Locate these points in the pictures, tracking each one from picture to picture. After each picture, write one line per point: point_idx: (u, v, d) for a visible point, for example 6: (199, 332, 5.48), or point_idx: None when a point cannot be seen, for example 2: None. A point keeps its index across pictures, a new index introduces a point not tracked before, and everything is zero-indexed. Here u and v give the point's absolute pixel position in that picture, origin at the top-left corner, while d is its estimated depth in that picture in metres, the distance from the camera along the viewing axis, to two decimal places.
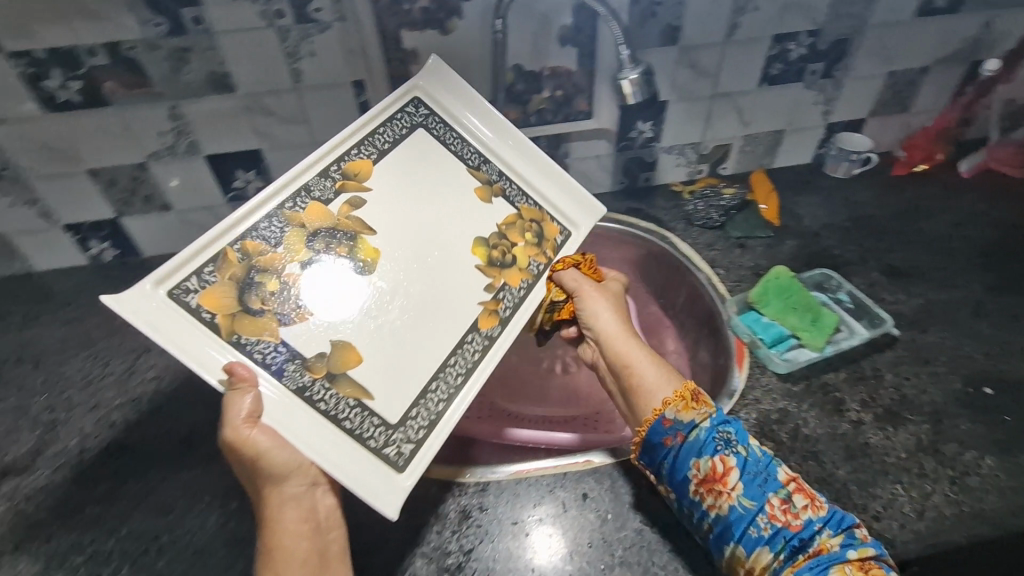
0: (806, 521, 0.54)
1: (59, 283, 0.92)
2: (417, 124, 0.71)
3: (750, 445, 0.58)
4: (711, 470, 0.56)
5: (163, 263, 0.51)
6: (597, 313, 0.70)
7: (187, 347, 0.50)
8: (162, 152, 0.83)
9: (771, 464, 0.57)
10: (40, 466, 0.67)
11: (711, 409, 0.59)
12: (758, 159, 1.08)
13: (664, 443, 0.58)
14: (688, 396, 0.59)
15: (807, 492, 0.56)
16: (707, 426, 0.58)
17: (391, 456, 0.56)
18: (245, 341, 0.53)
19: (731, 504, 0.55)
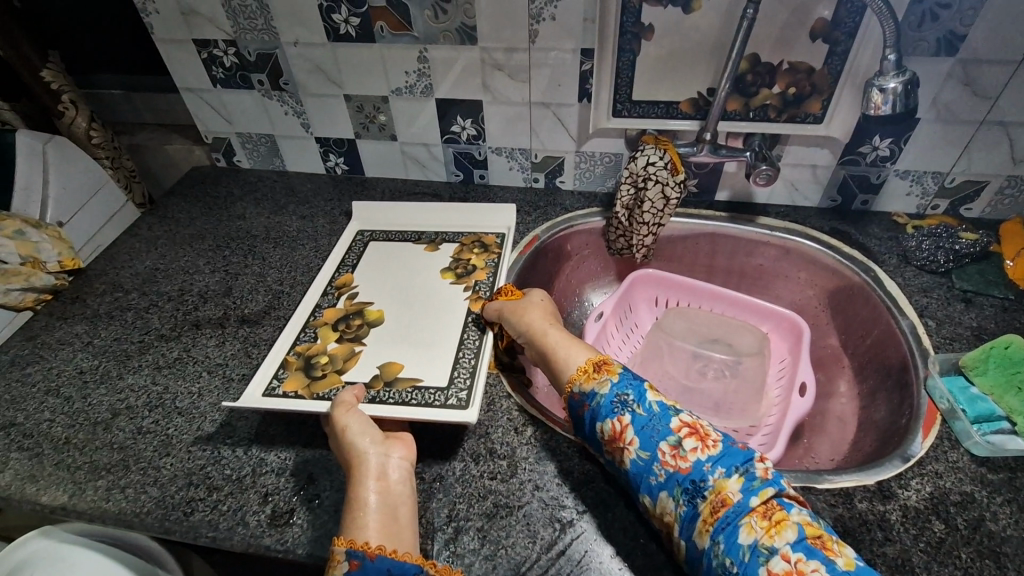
0: (695, 462, 0.53)
1: (302, 184, 1.11)
2: (369, 239, 0.96)
3: (648, 403, 0.59)
4: (612, 431, 0.58)
5: (251, 381, 0.73)
6: (521, 319, 0.73)
7: (292, 404, 0.70)
8: (404, 89, 0.94)
9: (665, 416, 0.57)
10: (267, 324, 0.83)
11: (611, 374, 0.62)
12: (1021, 206, 0.90)
13: (580, 413, 0.62)
14: (590, 368, 0.64)
15: (699, 435, 0.55)
16: (606, 392, 0.61)
17: (456, 402, 0.69)
18: (325, 393, 0.72)
19: (631, 457, 0.57)
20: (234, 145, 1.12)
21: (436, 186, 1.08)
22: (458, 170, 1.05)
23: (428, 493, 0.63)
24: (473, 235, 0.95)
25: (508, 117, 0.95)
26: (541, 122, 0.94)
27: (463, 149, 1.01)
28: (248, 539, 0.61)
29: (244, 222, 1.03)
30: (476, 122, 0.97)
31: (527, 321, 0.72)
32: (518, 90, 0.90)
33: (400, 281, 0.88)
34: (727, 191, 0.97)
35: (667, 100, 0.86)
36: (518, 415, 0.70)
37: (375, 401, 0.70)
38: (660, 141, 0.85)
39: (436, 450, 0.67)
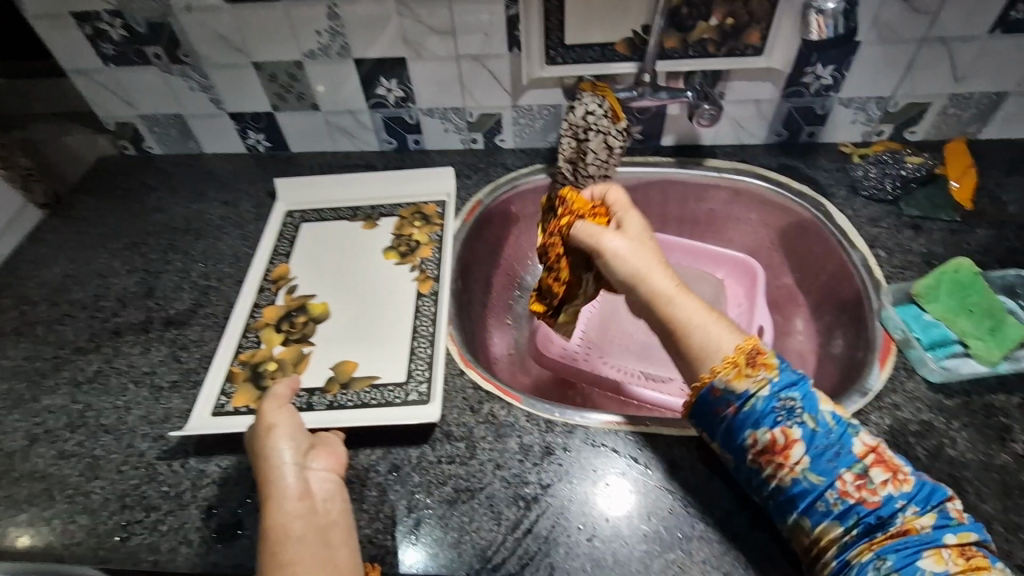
0: (886, 498, 0.48)
1: (222, 166, 1.02)
2: (301, 223, 0.87)
3: (819, 413, 0.51)
4: (770, 442, 0.51)
5: (196, 404, 0.66)
6: (617, 261, 0.61)
7: (244, 423, 0.64)
8: (318, 51, 0.86)
9: (845, 436, 0.51)
10: (194, 323, 0.76)
11: (770, 372, 0.53)
12: (962, 125, 0.89)
13: (715, 412, 0.54)
14: (740, 362, 0.53)
15: (888, 465, 0.50)
16: (764, 396, 0.52)
17: (417, 398, 0.65)
18: None
19: (794, 477, 0.50)
20: (140, 129, 1.01)
21: (369, 156, 1.00)
22: (390, 137, 0.98)
23: (383, 486, 0.59)
24: (413, 207, 0.88)
25: (435, 74, 0.87)
26: (472, 77, 0.87)
27: (392, 113, 0.94)
28: (193, 560, 0.56)
29: (161, 215, 0.94)
30: (402, 82, 0.89)
31: (652, 285, 0.58)
32: (443, 43, 0.83)
33: (339, 265, 0.81)
34: (674, 135, 0.93)
35: (601, 42, 0.81)
36: (473, 392, 0.66)
37: (334, 407, 0.65)
38: (597, 88, 0.80)
39: (390, 439, 0.62)
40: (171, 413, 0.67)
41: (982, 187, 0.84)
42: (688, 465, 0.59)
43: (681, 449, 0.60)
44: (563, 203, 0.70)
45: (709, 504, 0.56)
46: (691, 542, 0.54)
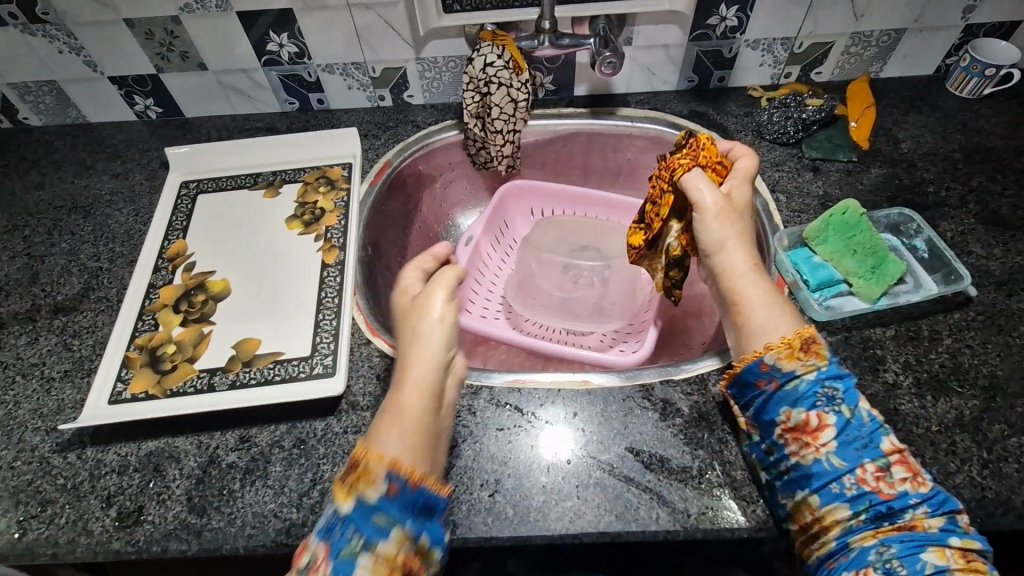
0: (902, 493, 0.48)
1: (111, 135, 0.94)
2: (198, 194, 0.83)
3: (859, 407, 0.51)
4: (803, 422, 0.52)
5: (90, 393, 0.63)
6: (720, 230, 0.60)
7: (143, 410, 0.62)
8: (194, 4, 0.79)
9: (877, 432, 0.51)
10: (84, 308, 0.72)
11: (822, 361, 0.52)
12: (864, 64, 0.90)
13: (755, 384, 0.54)
14: (796, 344, 0.53)
15: (909, 466, 0.50)
16: (810, 379, 0.52)
17: (321, 371, 0.64)
18: (177, 388, 0.64)
19: (816, 457, 0.50)
20: (11, 98, 0.92)
21: (271, 118, 0.94)
22: (291, 97, 0.92)
23: (287, 461, 0.59)
24: (317, 170, 0.85)
25: (328, 26, 0.82)
26: (368, 28, 0.82)
27: (289, 71, 0.88)
28: (94, 549, 0.55)
29: (44, 192, 0.87)
30: (293, 37, 0.83)
31: (726, 259, 0.59)
32: None
33: (240, 239, 0.77)
34: (585, 84, 0.91)
35: None
36: (379, 361, 0.65)
37: (237, 386, 0.64)
38: (496, 37, 0.76)
39: (295, 414, 0.62)
40: (63, 404, 0.64)
41: (880, 125, 0.86)
42: (586, 416, 0.61)
43: (580, 401, 0.62)
44: (716, 161, 0.66)
45: (605, 451, 0.58)
46: (587, 489, 0.56)
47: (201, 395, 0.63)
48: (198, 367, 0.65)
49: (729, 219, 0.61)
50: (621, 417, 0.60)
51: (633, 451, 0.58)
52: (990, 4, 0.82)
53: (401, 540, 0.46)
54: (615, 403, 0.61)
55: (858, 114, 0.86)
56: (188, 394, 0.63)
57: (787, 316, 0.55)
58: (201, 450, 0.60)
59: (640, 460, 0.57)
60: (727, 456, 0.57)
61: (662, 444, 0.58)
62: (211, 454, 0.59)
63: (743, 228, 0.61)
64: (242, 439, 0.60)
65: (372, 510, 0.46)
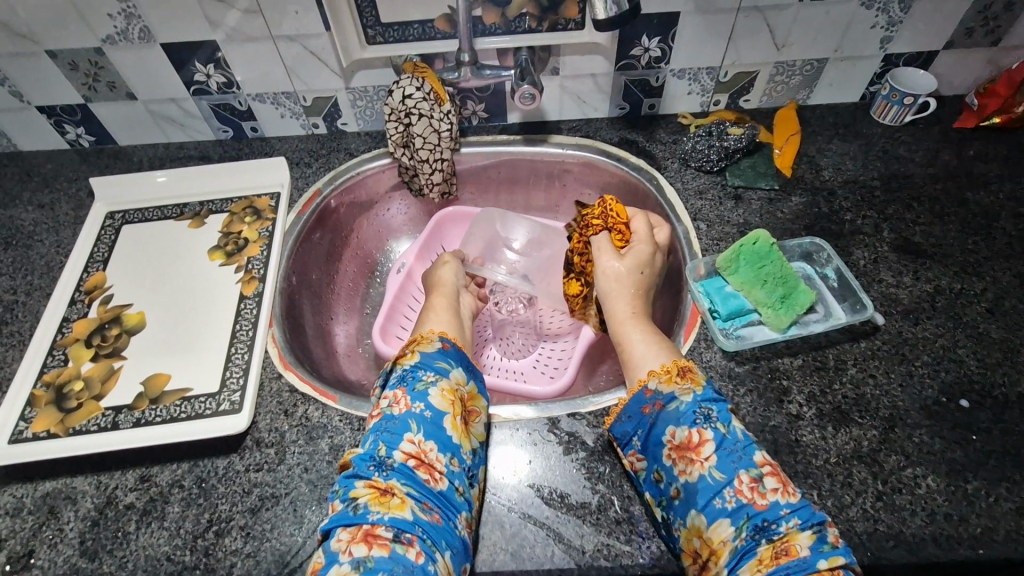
0: (774, 503, 0.48)
1: (41, 164, 0.93)
2: (122, 225, 0.82)
3: (733, 424, 0.53)
4: (686, 440, 0.53)
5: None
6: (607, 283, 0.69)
7: (43, 451, 0.61)
8: (116, 36, 0.79)
9: (750, 446, 0.52)
10: None
11: (697, 385, 0.56)
12: (790, 92, 0.92)
13: (642, 410, 0.56)
14: (674, 371, 0.57)
15: (781, 478, 0.50)
16: (688, 400, 0.55)
17: (228, 407, 0.64)
18: (81, 427, 0.63)
19: (702, 472, 0.51)
20: None
21: (204, 146, 0.94)
22: (224, 125, 0.92)
23: (186, 501, 0.58)
24: (245, 201, 0.84)
25: (256, 57, 0.82)
26: (295, 59, 0.83)
27: (219, 100, 0.88)
28: None
29: None
30: (220, 67, 0.83)
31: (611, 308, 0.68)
32: (254, 24, 0.78)
33: (160, 271, 0.77)
34: (518, 112, 0.91)
35: (421, 20, 0.78)
36: (288, 396, 0.65)
37: (141, 424, 0.63)
38: (417, 68, 0.78)
39: (197, 452, 0.61)
40: None
41: (804, 153, 0.88)
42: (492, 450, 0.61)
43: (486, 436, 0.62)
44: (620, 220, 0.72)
45: (508, 486, 0.58)
46: (486, 526, 0.56)
47: (103, 433, 0.62)
48: (103, 405, 0.64)
49: (620, 276, 0.69)
50: (524, 452, 0.60)
51: (535, 486, 0.58)
52: (905, 35, 0.84)
53: (461, 381, 0.60)
54: (520, 437, 0.61)
55: (783, 141, 0.88)
56: (91, 433, 0.62)
57: (663, 354, 0.61)
58: (99, 491, 0.59)
59: (540, 495, 0.57)
60: (627, 490, 0.57)
61: (564, 478, 0.58)
62: (109, 495, 0.59)
63: (634, 287, 0.68)
64: (142, 479, 0.60)
65: (435, 360, 0.60)
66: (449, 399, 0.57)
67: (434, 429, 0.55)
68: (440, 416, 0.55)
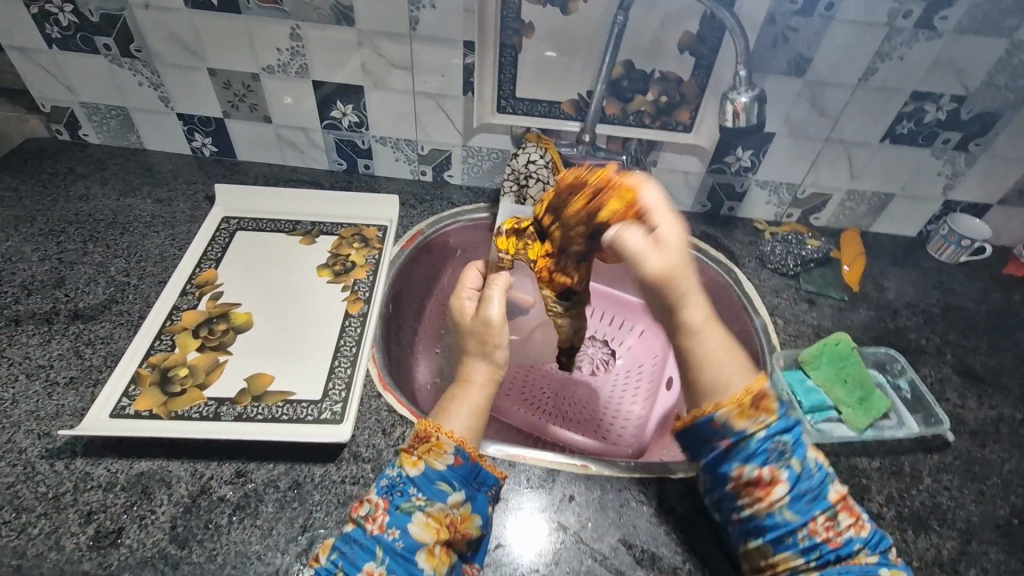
0: (848, 540, 0.50)
1: (162, 164, 1.00)
2: (237, 230, 0.87)
3: (806, 457, 0.52)
4: (757, 477, 0.51)
5: (94, 403, 0.63)
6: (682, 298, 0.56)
7: (144, 430, 0.61)
8: (276, 67, 0.88)
9: (822, 482, 0.51)
10: (103, 319, 0.73)
11: (769, 416, 0.51)
12: (856, 217, 1.01)
13: (709, 440, 0.53)
14: (746, 404, 0.51)
15: (852, 511, 0.51)
16: (761, 436, 0.51)
17: (330, 416, 0.65)
18: (182, 412, 0.64)
19: (771, 512, 0.51)
20: (78, 116, 0.98)
21: (316, 174, 1.01)
22: (340, 158, 1.00)
23: (280, 503, 0.58)
24: (354, 227, 0.90)
25: (392, 105, 0.91)
26: (426, 113, 0.91)
27: (344, 136, 0.96)
28: (61, 566, 0.52)
29: (86, 204, 0.90)
30: (357, 109, 0.92)
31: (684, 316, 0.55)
32: (402, 78, 0.87)
33: (270, 278, 0.80)
34: None
35: (548, 100, 0.88)
36: (387, 416, 0.66)
37: (242, 419, 0.64)
38: (540, 140, 0.86)
39: (296, 455, 0.61)
40: (62, 410, 0.63)
41: (868, 273, 0.95)
42: (582, 501, 0.62)
43: (577, 486, 0.63)
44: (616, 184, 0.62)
45: (600, 540, 0.59)
46: None
47: (204, 422, 0.63)
48: (206, 395, 0.66)
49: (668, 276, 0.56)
50: (614, 509, 0.61)
51: (626, 544, 0.59)
52: (966, 185, 0.94)
53: (456, 502, 0.52)
54: (610, 494, 0.63)
55: (849, 259, 0.95)
56: (192, 419, 0.63)
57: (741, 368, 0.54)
58: (194, 478, 0.59)
59: (632, 554, 0.58)
60: (716, 562, 0.58)
61: (655, 540, 0.59)
62: (203, 484, 0.58)
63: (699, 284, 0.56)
64: (238, 474, 0.60)
65: (437, 477, 0.52)
66: (432, 529, 0.50)
67: (401, 560, 0.49)
68: (413, 549, 0.49)
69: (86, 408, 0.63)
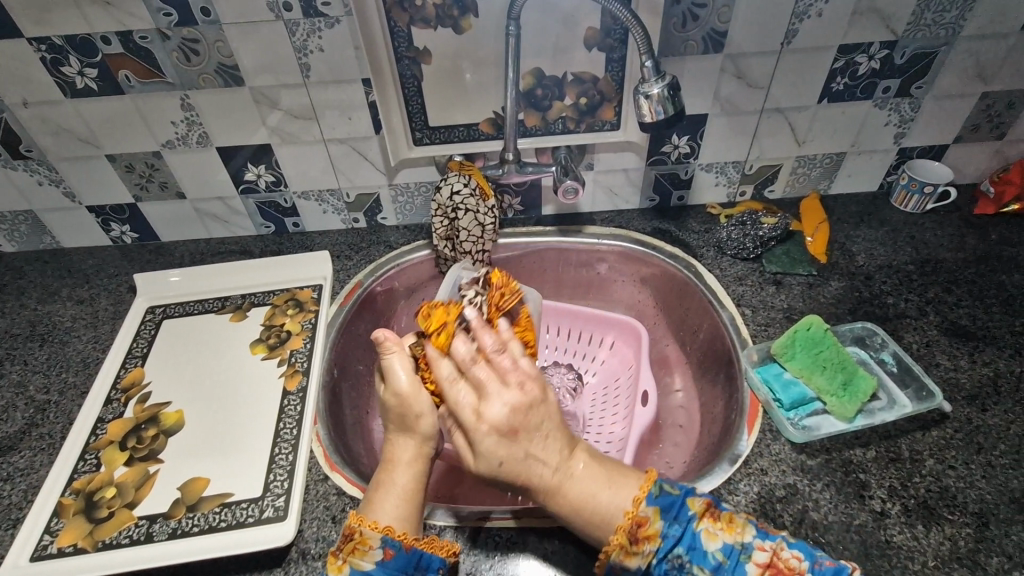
0: None
1: (82, 260, 0.94)
2: (163, 320, 0.82)
3: (707, 552, 0.51)
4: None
5: (12, 548, 0.58)
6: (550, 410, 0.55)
7: (68, 570, 0.56)
8: (176, 141, 0.83)
9: (736, 566, 0.51)
10: (23, 448, 0.67)
11: (652, 542, 0.52)
12: (813, 182, 0.96)
13: None
14: (626, 544, 0.51)
15: (784, 574, 0.51)
16: (655, 563, 0.52)
17: (272, 514, 0.60)
18: (110, 539, 0.58)
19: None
20: None
21: (245, 241, 0.96)
22: (266, 221, 0.95)
23: None
24: (287, 293, 0.85)
25: (305, 158, 0.86)
26: (342, 159, 0.86)
27: (264, 198, 0.91)
28: None
29: (2, 321, 0.85)
30: (270, 168, 0.87)
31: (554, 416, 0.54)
32: (308, 129, 0.82)
33: (201, 367, 0.75)
34: (552, 204, 0.95)
35: (465, 123, 0.83)
36: (336, 500, 0.61)
37: (177, 535, 0.58)
38: (463, 167, 0.81)
39: (238, 567, 0.56)
40: None
41: (834, 239, 0.90)
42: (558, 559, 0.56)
43: (552, 542, 0.57)
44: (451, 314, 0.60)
45: None
46: None
47: (135, 547, 0.57)
48: (137, 514, 0.60)
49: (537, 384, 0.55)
50: (593, 561, 0.56)
51: None
52: (918, 130, 0.89)
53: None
54: (587, 546, 0.57)
55: (812, 228, 0.90)
56: (122, 547, 0.57)
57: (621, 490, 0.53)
58: None
59: None
60: None
61: None
62: None
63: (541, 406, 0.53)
64: None
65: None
66: None
67: None
68: None
69: (5, 555, 0.58)
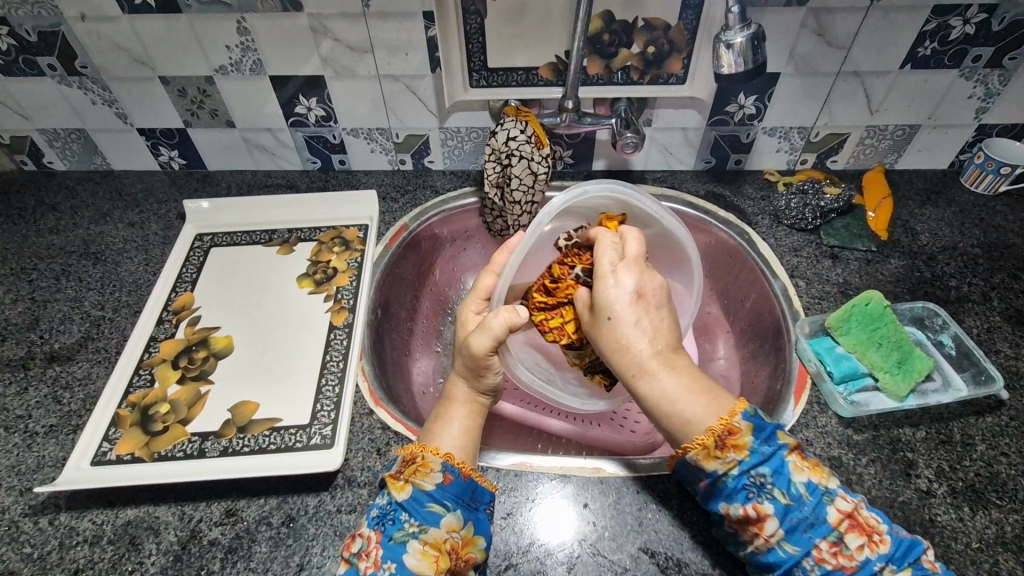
0: (863, 561, 0.47)
1: (133, 183, 0.95)
2: (210, 247, 0.84)
3: (792, 485, 0.49)
4: (744, 517, 0.49)
5: (74, 453, 0.60)
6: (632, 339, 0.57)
7: (125, 476, 0.58)
8: (229, 67, 0.81)
9: (821, 506, 0.49)
10: (80, 358, 0.70)
11: (738, 452, 0.50)
12: (879, 155, 0.92)
13: (690, 483, 0.53)
14: (709, 445, 0.50)
15: (863, 529, 0.48)
16: (734, 474, 0.50)
17: (319, 441, 0.61)
18: (165, 452, 0.61)
19: (770, 547, 0.49)
20: (39, 144, 0.93)
21: (291, 175, 0.96)
22: (313, 156, 0.94)
23: (273, 541, 0.54)
24: (333, 230, 0.85)
25: (358, 94, 0.84)
26: (396, 98, 0.84)
27: (314, 132, 0.90)
28: None
29: (56, 237, 0.86)
30: (321, 101, 0.85)
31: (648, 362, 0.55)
32: (363, 63, 0.80)
33: (249, 296, 0.77)
34: (604, 159, 0.92)
35: (524, 66, 0.80)
36: (381, 434, 0.62)
37: (229, 453, 0.60)
38: (519, 112, 0.79)
39: (287, 487, 0.58)
40: (42, 462, 0.60)
41: (896, 216, 0.86)
42: (597, 507, 0.57)
43: (590, 491, 0.58)
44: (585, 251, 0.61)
45: (617, 550, 0.54)
46: None
47: (189, 460, 0.60)
48: (190, 430, 0.62)
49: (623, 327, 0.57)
50: (631, 512, 0.56)
51: (648, 551, 0.54)
52: (1003, 106, 0.84)
53: (452, 526, 0.50)
54: (627, 497, 0.58)
55: (874, 203, 0.87)
56: (176, 459, 0.60)
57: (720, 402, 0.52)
58: (183, 523, 0.56)
59: (656, 562, 0.53)
60: None
61: (679, 545, 0.54)
62: (192, 528, 0.55)
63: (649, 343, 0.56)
64: (228, 513, 0.56)
65: (427, 497, 0.50)
66: (430, 558, 0.47)
67: None
68: None
69: (66, 457, 0.60)
